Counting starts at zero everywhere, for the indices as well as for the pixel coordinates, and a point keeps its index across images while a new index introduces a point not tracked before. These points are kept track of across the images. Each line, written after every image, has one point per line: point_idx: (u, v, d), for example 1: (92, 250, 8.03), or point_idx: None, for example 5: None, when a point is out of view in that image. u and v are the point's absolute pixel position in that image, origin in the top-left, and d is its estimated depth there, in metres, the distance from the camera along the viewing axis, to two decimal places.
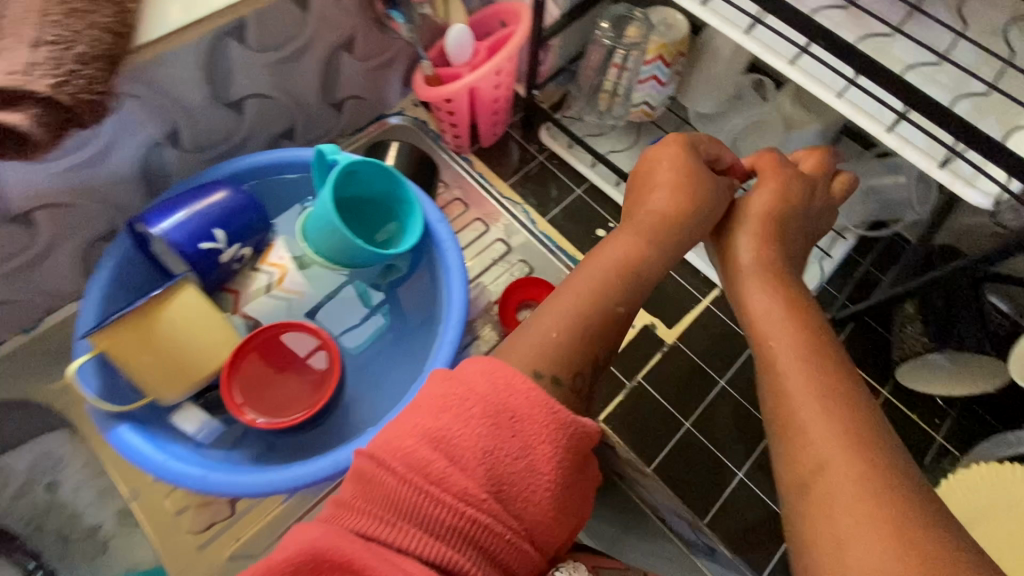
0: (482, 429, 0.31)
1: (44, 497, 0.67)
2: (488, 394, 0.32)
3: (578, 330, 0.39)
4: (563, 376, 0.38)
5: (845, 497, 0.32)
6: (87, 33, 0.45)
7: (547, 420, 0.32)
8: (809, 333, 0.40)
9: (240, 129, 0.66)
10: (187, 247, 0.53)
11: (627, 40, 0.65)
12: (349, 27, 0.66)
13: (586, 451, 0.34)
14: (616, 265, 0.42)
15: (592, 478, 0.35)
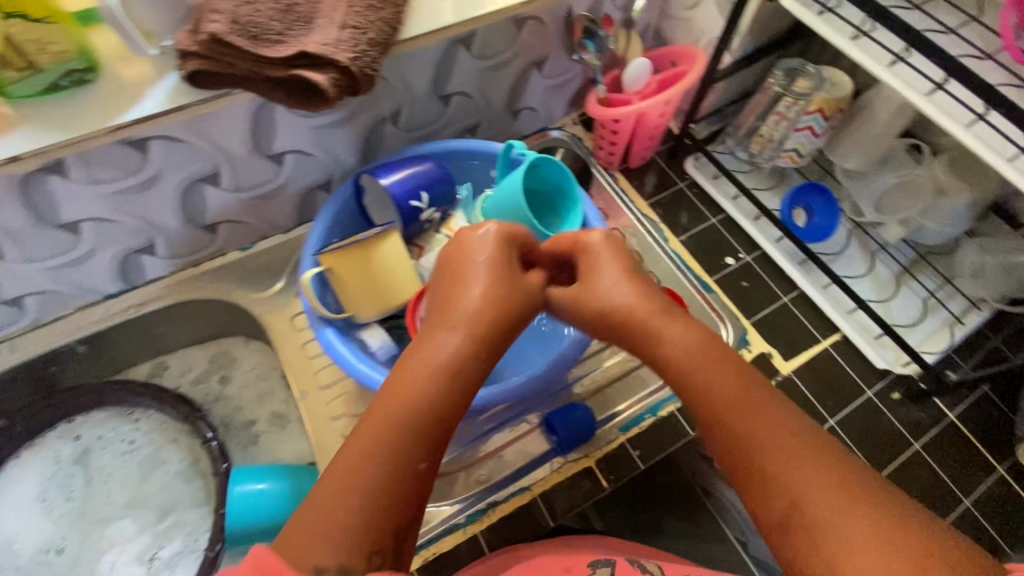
0: (307, 538, 0.32)
1: (218, 387, 0.82)
2: (296, 530, 0.32)
3: (444, 379, 0.40)
4: (415, 461, 0.36)
5: (821, 518, 0.32)
6: (378, 26, 0.58)
7: (313, 518, 0.33)
8: (694, 369, 0.40)
9: (441, 119, 0.79)
10: (402, 201, 0.66)
11: (796, 90, 0.71)
12: (546, 49, 0.78)
13: (385, 468, 0.36)
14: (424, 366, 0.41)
15: (406, 473, 0.36)
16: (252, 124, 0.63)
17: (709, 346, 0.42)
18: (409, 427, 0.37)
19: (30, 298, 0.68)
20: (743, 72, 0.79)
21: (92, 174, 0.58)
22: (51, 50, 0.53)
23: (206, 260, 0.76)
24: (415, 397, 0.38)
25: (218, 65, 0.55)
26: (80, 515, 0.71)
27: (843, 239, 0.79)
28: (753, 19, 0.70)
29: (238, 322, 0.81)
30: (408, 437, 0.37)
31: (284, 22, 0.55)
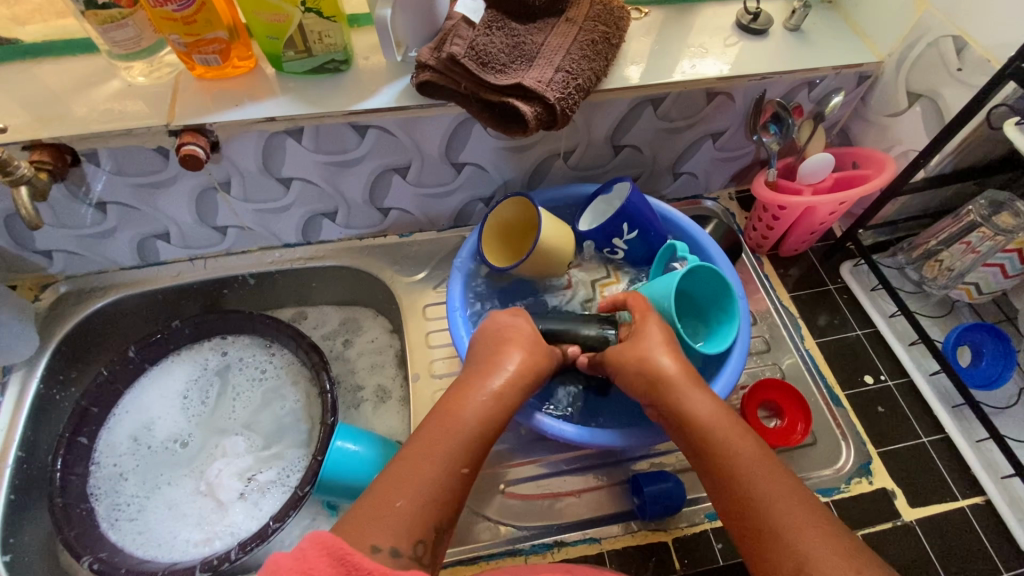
0: (398, 502, 0.48)
1: (340, 347, 0.90)
2: (389, 488, 0.49)
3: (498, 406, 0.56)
4: (464, 454, 0.52)
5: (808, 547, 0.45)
6: (587, 75, 0.64)
7: (410, 489, 0.49)
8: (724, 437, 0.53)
9: (607, 165, 0.82)
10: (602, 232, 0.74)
11: (997, 224, 0.66)
12: (726, 125, 0.80)
13: (461, 454, 0.52)
14: (483, 401, 0.56)
15: (470, 453, 0.53)
16: (451, 133, 0.71)
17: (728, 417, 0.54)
18: (461, 443, 0.52)
19: (232, 229, 0.81)
20: (933, 191, 0.74)
21: (319, 143, 0.69)
22: (326, 42, 0.66)
23: (371, 237, 0.86)
24: (461, 424, 0.54)
25: (445, 79, 0.63)
26: (207, 419, 0.81)
27: (1012, 396, 0.70)
28: (965, 140, 0.66)
29: (375, 297, 0.90)
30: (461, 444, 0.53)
31: (509, 56, 0.63)
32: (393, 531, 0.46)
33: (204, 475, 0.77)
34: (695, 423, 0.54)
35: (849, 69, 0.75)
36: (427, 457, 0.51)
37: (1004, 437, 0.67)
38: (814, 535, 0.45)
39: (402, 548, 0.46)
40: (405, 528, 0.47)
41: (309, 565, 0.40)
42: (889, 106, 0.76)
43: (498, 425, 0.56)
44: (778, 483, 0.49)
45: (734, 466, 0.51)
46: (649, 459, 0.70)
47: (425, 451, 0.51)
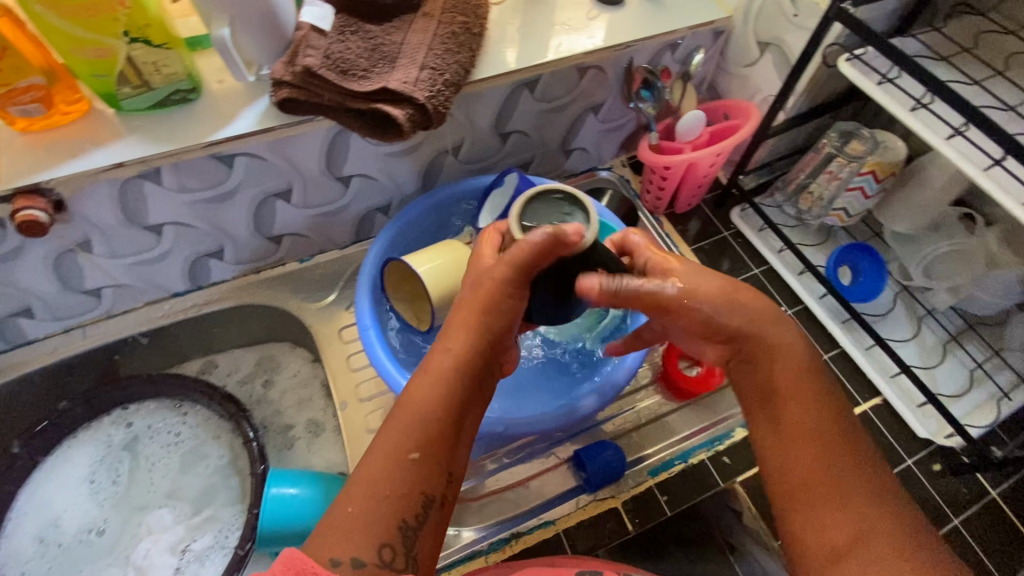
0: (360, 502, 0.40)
1: (261, 389, 0.85)
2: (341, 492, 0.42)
3: (462, 369, 0.47)
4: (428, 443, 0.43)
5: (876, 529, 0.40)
6: (453, 69, 0.63)
7: (368, 488, 0.41)
8: (806, 395, 0.46)
9: (499, 154, 0.82)
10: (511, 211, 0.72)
11: (849, 152, 0.72)
12: (603, 96, 0.81)
13: (423, 431, 0.43)
14: (452, 357, 0.47)
15: (434, 423, 0.44)
16: (328, 147, 0.68)
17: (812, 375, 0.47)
18: (424, 427, 0.44)
19: (107, 289, 0.73)
20: (795, 130, 0.80)
21: (182, 182, 0.64)
22: (164, 72, 0.60)
23: (269, 268, 0.81)
24: (422, 403, 0.45)
25: (306, 93, 0.60)
26: (122, 501, 0.74)
27: (890, 302, 0.79)
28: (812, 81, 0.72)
29: (287, 329, 0.85)
30: (419, 426, 0.44)
31: (370, 59, 0.61)
32: (356, 534, 0.39)
33: (130, 560, 0.71)
34: (756, 355, 0.48)
35: (704, 28, 0.78)
36: (385, 450, 0.42)
37: (887, 340, 0.75)
38: (854, 485, 0.42)
39: (366, 556, 0.38)
40: (368, 525, 0.39)
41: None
42: (745, 57, 0.81)
43: (465, 394, 0.46)
44: (831, 426, 0.44)
45: (787, 400, 0.46)
46: (590, 433, 0.72)
47: (382, 439, 0.43)
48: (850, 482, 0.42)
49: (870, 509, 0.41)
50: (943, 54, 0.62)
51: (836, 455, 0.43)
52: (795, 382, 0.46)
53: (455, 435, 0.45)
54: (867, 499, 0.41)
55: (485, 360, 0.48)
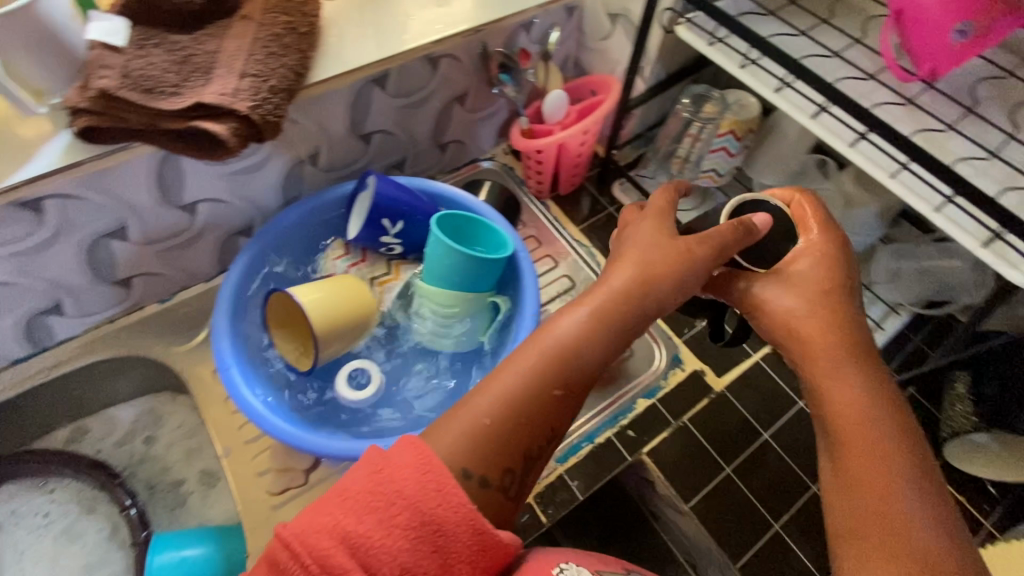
0: (406, 503, 0.34)
1: (143, 448, 0.77)
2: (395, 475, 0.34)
3: (542, 371, 0.42)
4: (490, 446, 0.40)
5: None
6: (280, 74, 0.58)
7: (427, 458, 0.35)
8: (892, 446, 0.40)
9: (364, 157, 0.78)
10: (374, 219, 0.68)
11: (704, 115, 0.74)
12: (464, 85, 0.79)
13: (503, 429, 0.40)
14: (547, 343, 0.42)
15: (511, 425, 0.40)
16: (157, 175, 0.61)
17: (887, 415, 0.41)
18: (560, 360, 0.42)
19: None
20: (658, 99, 0.81)
21: None
22: None
23: (126, 315, 0.73)
24: (511, 389, 0.41)
25: (109, 119, 0.53)
26: None
27: None
28: (661, 47, 0.72)
29: (162, 378, 0.77)
30: (509, 420, 0.40)
31: (180, 74, 0.55)
32: (478, 457, 0.39)
33: None
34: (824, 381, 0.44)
35: (554, 4, 0.77)
36: (529, 379, 0.41)
37: None
38: (910, 546, 0.36)
39: (493, 478, 0.39)
40: (494, 453, 0.39)
41: (361, 475, 0.34)
42: (600, 30, 0.80)
43: (556, 395, 0.42)
44: (895, 473, 0.39)
45: (845, 437, 0.41)
46: None
47: (516, 364, 0.42)
48: (934, 552, 0.36)
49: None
50: (771, 7, 0.63)
51: (918, 512, 0.37)
52: (853, 414, 0.42)
53: (591, 380, 0.43)
54: (920, 564, 0.35)
55: (595, 354, 0.43)
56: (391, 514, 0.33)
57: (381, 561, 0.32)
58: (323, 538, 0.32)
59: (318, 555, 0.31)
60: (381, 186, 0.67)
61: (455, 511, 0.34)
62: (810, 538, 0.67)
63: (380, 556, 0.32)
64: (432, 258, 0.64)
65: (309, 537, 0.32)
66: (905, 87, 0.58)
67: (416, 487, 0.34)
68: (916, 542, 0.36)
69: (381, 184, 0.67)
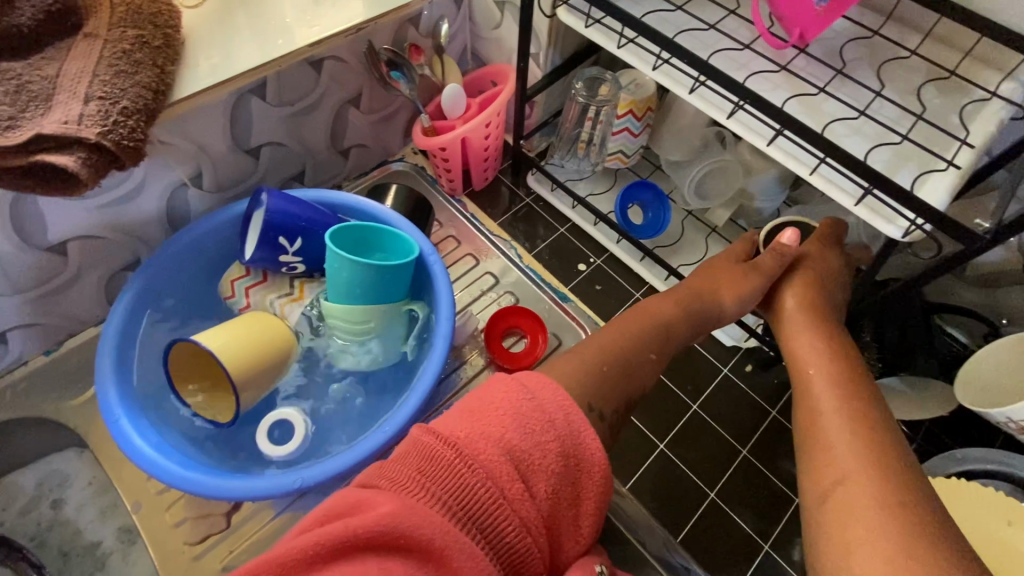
0: (555, 465, 0.40)
1: (51, 513, 0.71)
2: (563, 429, 0.41)
3: (643, 345, 0.54)
4: (594, 406, 0.48)
5: (852, 494, 0.44)
6: (134, 92, 0.53)
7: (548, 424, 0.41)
8: (845, 376, 0.53)
9: (257, 173, 0.73)
10: (267, 236, 0.64)
11: (599, 98, 0.73)
12: (356, 86, 0.75)
13: (602, 398, 0.49)
14: (643, 316, 0.57)
15: (602, 389, 0.49)
16: (10, 218, 0.55)
17: (842, 358, 0.55)
18: (655, 333, 0.56)
19: None
20: (557, 84, 0.80)
21: None
22: None
23: (7, 373, 0.67)
24: (600, 346, 0.52)
25: None
26: None
27: (678, 230, 0.82)
28: (550, 32, 0.71)
29: (61, 435, 0.71)
30: (586, 381, 0.49)
31: (15, 104, 0.50)
32: (599, 389, 0.49)
33: None
34: (795, 348, 0.57)
35: None
36: (634, 343, 0.54)
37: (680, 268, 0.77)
38: (857, 453, 0.46)
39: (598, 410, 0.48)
40: (603, 386, 0.49)
41: (512, 395, 0.42)
42: (490, 19, 0.78)
43: (640, 364, 0.53)
44: (852, 407, 0.50)
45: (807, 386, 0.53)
46: None
47: (625, 330, 0.55)
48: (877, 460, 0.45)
49: (853, 466, 0.45)
50: None
51: (863, 422, 0.48)
52: (812, 356, 0.56)
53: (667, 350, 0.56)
54: (866, 464, 0.45)
55: (669, 331, 0.57)
56: (535, 427, 0.41)
57: (519, 464, 0.39)
58: (482, 444, 0.39)
59: (472, 452, 0.38)
60: (270, 202, 0.63)
61: (588, 435, 0.42)
62: (746, 503, 0.69)
63: (526, 462, 0.39)
64: (336, 273, 0.62)
65: (471, 440, 0.39)
66: (780, 54, 0.59)
67: (559, 407, 0.42)
68: (855, 442, 0.47)
69: (270, 200, 0.63)
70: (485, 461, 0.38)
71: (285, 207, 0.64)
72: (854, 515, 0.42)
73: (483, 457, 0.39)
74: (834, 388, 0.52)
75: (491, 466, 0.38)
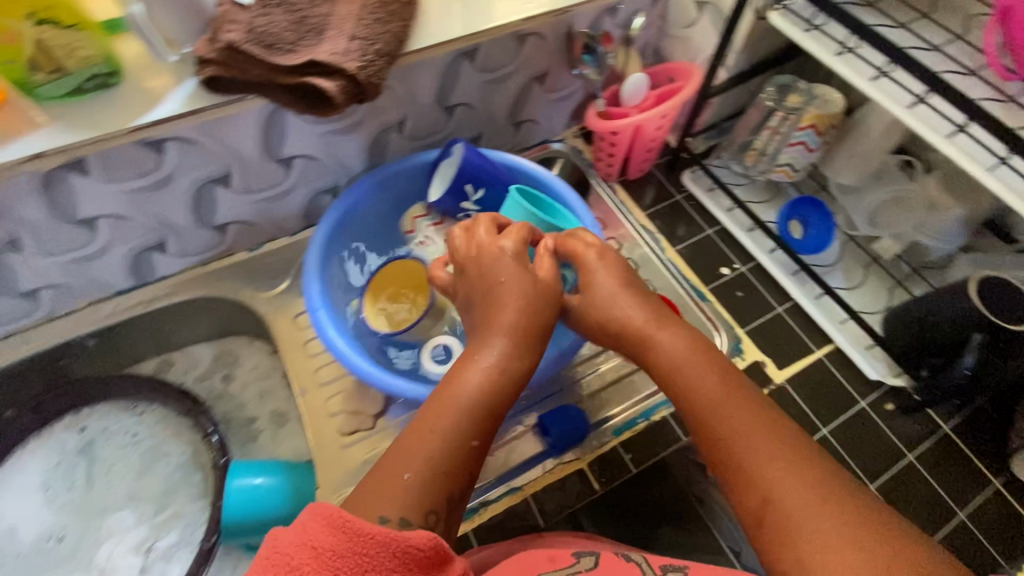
0: None
1: (221, 385, 0.83)
2: (302, 547, 0.34)
3: (472, 420, 0.47)
4: (412, 517, 0.41)
5: (811, 516, 0.40)
6: (384, 38, 0.62)
7: (327, 549, 0.34)
8: (739, 395, 0.48)
9: (445, 129, 0.81)
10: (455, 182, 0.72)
11: (789, 104, 0.73)
12: (547, 64, 0.81)
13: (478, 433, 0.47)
14: (478, 375, 0.49)
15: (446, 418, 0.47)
16: (263, 128, 0.66)
17: (707, 357, 0.52)
18: (495, 398, 0.49)
19: (45, 291, 0.70)
20: (737, 89, 0.81)
21: (112, 172, 0.61)
22: (79, 55, 0.57)
23: (218, 261, 0.79)
24: (467, 399, 0.48)
25: (231, 70, 0.58)
26: (82, 505, 0.72)
27: (837, 253, 0.80)
28: (747, 36, 0.72)
29: (243, 322, 0.83)
30: (466, 417, 0.47)
31: (296, 33, 0.59)
32: (450, 454, 0.45)
33: (93, 563, 0.69)
34: (682, 373, 0.51)
35: None
36: (469, 408, 0.47)
37: (836, 288, 0.77)
38: (795, 476, 0.43)
39: (413, 517, 0.41)
40: (460, 437, 0.46)
41: (308, 539, 0.35)
42: (684, 18, 0.81)
43: (507, 395, 0.50)
44: (758, 417, 0.46)
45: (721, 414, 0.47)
46: (554, 398, 0.73)
47: (469, 379, 0.49)
48: (824, 480, 0.43)
49: (782, 484, 0.42)
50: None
51: (779, 444, 0.45)
52: (697, 378, 0.50)
53: (502, 420, 0.50)
54: (794, 478, 0.43)
55: (505, 392, 0.50)
56: (343, 559, 0.34)
57: None
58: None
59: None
60: (468, 151, 0.71)
61: (390, 540, 0.35)
62: None
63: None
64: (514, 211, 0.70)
65: None
66: (1008, 85, 0.56)
67: (293, 545, 0.34)
68: (776, 464, 0.43)
69: (467, 148, 0.71)
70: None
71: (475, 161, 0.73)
72: (813, 541, 0.39)
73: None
74: (749, 412, 0.47)
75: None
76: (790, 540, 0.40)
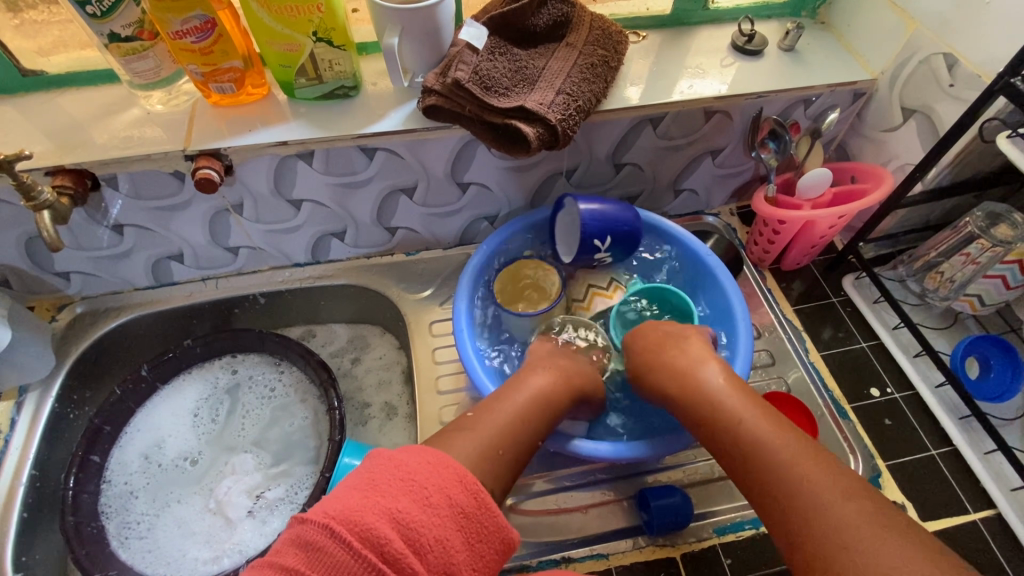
0: (452, 524, 0.43)
1: (348, 364, 0.91)
2: (442, 485, 0.44)
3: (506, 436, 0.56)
4: None
5: (854, 528, 0.45)
6: (587, 96, 0.66)
7: (459, 492, 0.45)
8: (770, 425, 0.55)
9: (609, 183, 0.84)
10: (589, 234, 0.74)
11: (996, 236, 0.67)
12: (725, 143, 0.81)
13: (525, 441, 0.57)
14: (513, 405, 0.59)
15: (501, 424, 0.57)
16: (456, 154, 0.73)
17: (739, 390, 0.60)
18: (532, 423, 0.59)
19: (244, 249, 0.82)
20: (930, 204, 0.76)
21: (328, 166, 0.71)
22: (336, 69, 0.68)
23: (379, 256, 0.88)
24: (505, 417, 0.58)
25: (450, 103, 0.65)
26: (217, 438, 0.81)
27: (1019, 408, 0.70)
28: (959, 153, 0.68)
29: (382, 313, 0.91)
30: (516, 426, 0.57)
31: (512, 80, 0.65)
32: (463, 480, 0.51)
33: (213, 493, 0.77)
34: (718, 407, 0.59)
35: (844, 87, 0.77)
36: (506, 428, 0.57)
37: (1012, 448, 0.67)
38: (832, 486, 0.48)
39: None
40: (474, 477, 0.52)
41: (444, 485, 0.44)
42: (885, 122, 0.78)
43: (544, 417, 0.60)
44: (791, 438, 0.53)
45: (730, 422, 0.57)
46: (656, 474, 0.70)
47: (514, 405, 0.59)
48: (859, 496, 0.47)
49: (820, 496, 0.48)
50: None
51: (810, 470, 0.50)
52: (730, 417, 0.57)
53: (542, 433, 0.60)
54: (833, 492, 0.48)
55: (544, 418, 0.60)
56: (466, 519, 0.44)
57: (448, 544, 0.42)
58: (429, 531, 0.42)
59: (423, 554, 0.41)
60: (586, 213, 0.74)
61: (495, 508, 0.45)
62: None
63: (462, 560, 0.43)
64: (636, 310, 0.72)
65: (392, 507, 0.42)
66: None
67: (435, 481, 0.44)
68: (809, 482, 0.49)
69: (587, 213, 0.73)
70: (429, 559, 0.41)
71: (600, 207, 0.75)
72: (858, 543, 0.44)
73: (430, 556, 0.41)
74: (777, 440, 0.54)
75: (433, 565, 0.41)
76: (839, 541, 0.45)
